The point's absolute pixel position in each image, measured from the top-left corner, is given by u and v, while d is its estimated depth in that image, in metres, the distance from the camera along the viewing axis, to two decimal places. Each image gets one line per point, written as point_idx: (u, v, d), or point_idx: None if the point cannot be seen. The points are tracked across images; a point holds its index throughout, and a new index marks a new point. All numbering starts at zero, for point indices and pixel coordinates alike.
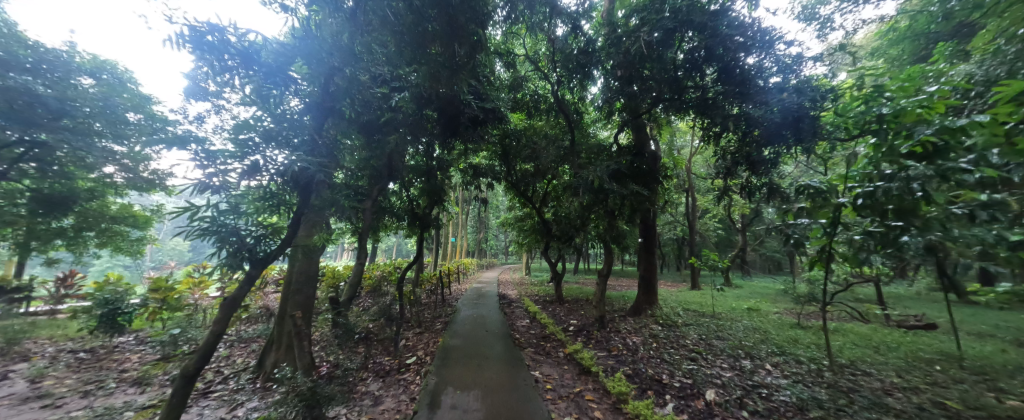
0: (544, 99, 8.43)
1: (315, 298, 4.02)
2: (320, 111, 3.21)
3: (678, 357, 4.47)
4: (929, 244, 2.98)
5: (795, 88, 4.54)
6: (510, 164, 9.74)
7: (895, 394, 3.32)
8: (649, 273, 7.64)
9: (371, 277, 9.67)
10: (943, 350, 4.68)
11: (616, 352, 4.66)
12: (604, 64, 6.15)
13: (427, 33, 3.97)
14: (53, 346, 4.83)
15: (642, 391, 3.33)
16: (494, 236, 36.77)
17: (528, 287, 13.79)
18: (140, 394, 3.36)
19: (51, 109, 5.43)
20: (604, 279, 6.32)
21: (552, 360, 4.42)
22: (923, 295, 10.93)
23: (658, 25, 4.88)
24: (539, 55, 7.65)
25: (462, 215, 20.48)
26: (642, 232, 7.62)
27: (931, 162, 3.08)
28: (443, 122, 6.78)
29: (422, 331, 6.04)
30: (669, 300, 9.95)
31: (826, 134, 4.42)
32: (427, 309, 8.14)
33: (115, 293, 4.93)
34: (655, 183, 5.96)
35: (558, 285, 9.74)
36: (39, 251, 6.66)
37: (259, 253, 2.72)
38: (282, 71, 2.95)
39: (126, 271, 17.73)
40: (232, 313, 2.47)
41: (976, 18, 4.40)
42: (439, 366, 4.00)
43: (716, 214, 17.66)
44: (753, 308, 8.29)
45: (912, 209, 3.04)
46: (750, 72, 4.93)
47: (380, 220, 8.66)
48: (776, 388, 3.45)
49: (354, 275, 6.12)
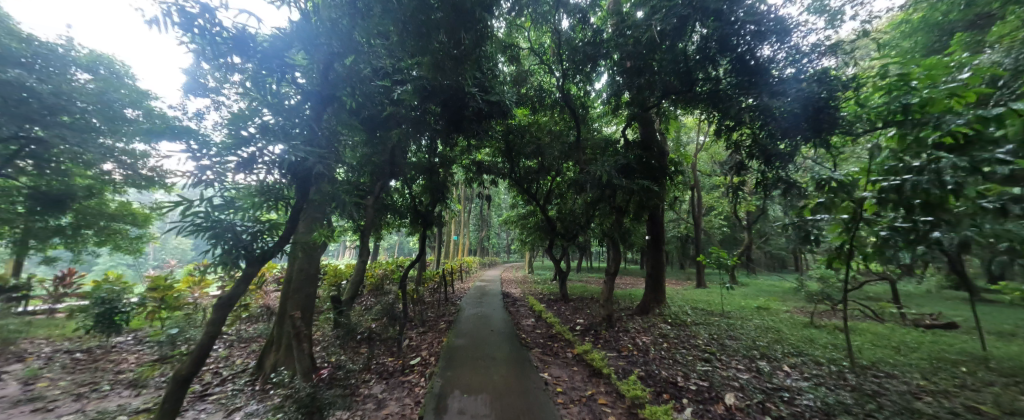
0: (547, 94, 8.26)
1: (316, 297, 3.88)
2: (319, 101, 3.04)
3: (692, 358, 4.31)
4: (962, 240, 2.81)
5: (815, 78, 4.33)
6: (513, 161, 9.57)
7: (923, 397, 3.15)
8: (656, 272, 7.47)
9: (373, 276, 9.55)
10: (966, 350, 4.50)
11: (627, 353, 4.53)
12: (611, 57, 5.97)
13: (431, 21, 3.80)
14: (49, 346, 4.72)
15: (657, 395, 3.18)
16: (496, 235, 36.62)
17: (532, 286, 13.67)
18: (135, 397, 3.23)
19: (47, 103, 5.31)
20: (612, 277, 6.17)
21: (561, 361, 4.28)
22: (933, 293, 10.78)
23: (669, 14, 4.69)
24: (544, 48, 7.49)
25: (464, 213, 20.36)
26: (650, 229, 7.46)
27: (963, 153, 2.91)
28: (446, 117, 6.59)
29: (425, 330, 5.90)
30: (676, 298, 9.80)
31: (846, 126, 4.25)
32: (430, 307, 8.01)
33: (112, 292, 4.81)
34: (666, 178, 5.77)
35: (562, 283, 9.60)
36: (37, 250, 6.56)
37: (256, 250, 2.61)
38: (279, 58, 2.73)
39: (127, 271, 17.61)
40: (228, 313, 2.33)
41: (1005, 4, 4.20)
42: (445, 368, 3.87)
43: (722, 211, 17.44)
44: (763, 307, 8.12)
45: (941, 203, 2.88)
46: (765, 62, 4.72)
47: (382, 218, 8.54)
48: (798, 391, 3.29)
49: (356, 274, 5.99)
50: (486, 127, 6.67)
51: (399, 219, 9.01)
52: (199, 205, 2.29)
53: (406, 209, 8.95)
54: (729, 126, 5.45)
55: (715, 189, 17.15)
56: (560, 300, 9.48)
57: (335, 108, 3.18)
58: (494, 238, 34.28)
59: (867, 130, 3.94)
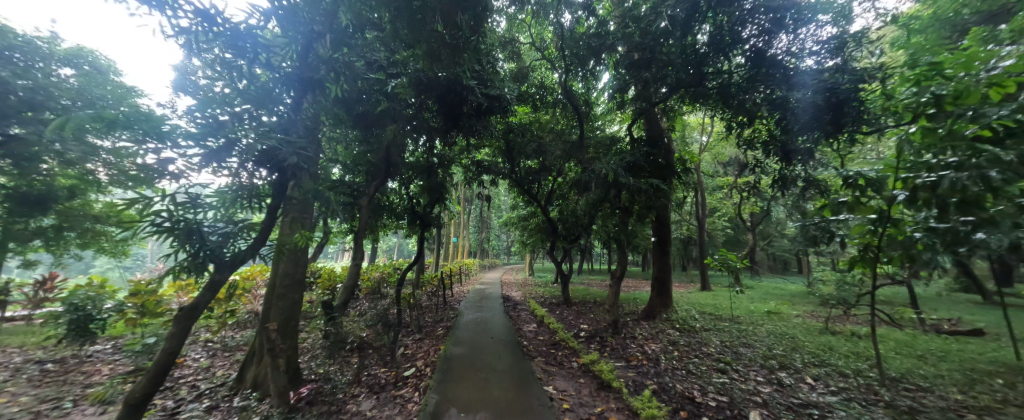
0: (549, 91, 8.00)
1: (302, 304, 3.59)
2: (299, 86, 2.71)
3: (705, 368, 4.02)
4: (1013, 241, 2.53)
5: (837, 68, 4.08)
6: (513, 160, 9.31)
7: (966, 415, 2.86)
8: (663, 275, 7.19)
9: (369, 279, 9.25)
10: (999, 359, 4.21)
11: (636, 363, 4.23)
12: (616, 50, 5.71)
13: (425, 6, 3.52)
14: (20, 356, 4.43)
15: (674, 412, 2.90)
16: (495, 237, 36.31)
17: (533, 289, 13.35)
18: (99, 416, 2.94)
19: (21, 98, 5.05)
20: (617, 280, 5.88)
21: (566, 372, 4.00)
22: (942, 296, 10.51)
23: (681, 0, 4.42)
24: (546, 43, 7.23)
25: (464, 215, 20.09)
26: (656, 230, 7.19)
27: (1010, 146, 2.64)
28: (443, 113, 6.31)
29: (422, 337, 5.61)
30: (682, 302, 9.49)
31: (871, 120, 3.97)
32: (428, 311, 7.72)
33: (85, 298, 4.47)
34: (677, 176, 5.47)
35: (564, 286, 9.32)
36: (16, 253, 6.28)
37: (225, 256, 2.32)
38: (250, 35, 2.40)
39: (118, 277, 17.20)
40: (191, 326, 2.05)
41: None
42: (441, 381, 3.57)
43: (726, 212, 17.16)
44: (774, 311, 7.82)
45: (986, 201, 2.61)
46: (781, 52, 4.47)
47: (379, 219, 8.26)
48: (829, 408, 3.00)
49: (349, 278, 5.69)
50: (486, 124, 6.39)
51: (395, 220, 8.74)
52: (160, 203, 2.08)
53: (403, 210, 8.67)
54: (741, 122, 5.18)
55: (719, 190, 16.86)
56: (562, 304, 9.18)
57: (317, 95, 2.87)
58: (494, 240, 34.00)
59: (894, 124, 3.66)
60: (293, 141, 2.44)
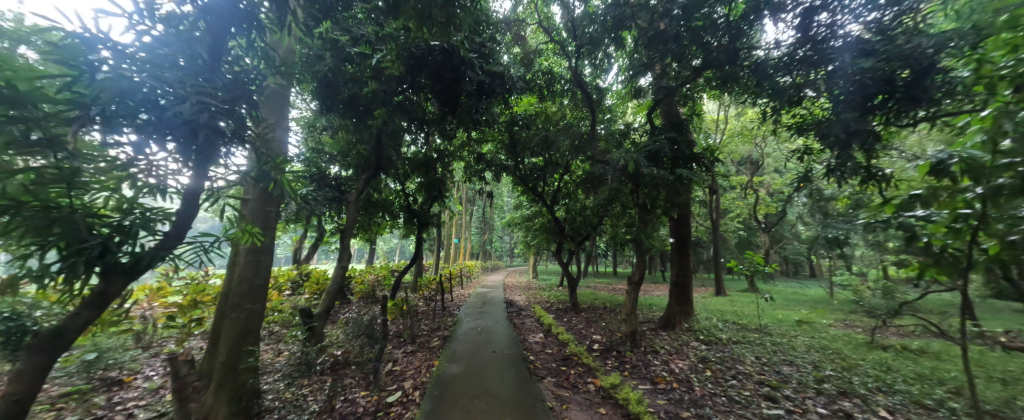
0: (557, 80, 7.36)
1: (263, 316, 2.97)
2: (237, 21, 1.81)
3: (750, 395, 3.35)
4: None
5: (909, 31, 3.35)
6: (517, 155, 8.70)
7: None
8: (683, 280, 6.50)
9: (363, 283, 8.66)
10: None
11: (665, 386, 3.57)
12: (633, 27, 5.06)
13: None
14: None
15: None
16: (499, 240, 35.72)
17: (538, 293, 12.71)
18: None
19: None
20: (635, 287, 5.22)
21: (582, 398, 3.33)
22: (983, 303, 9.67)
23: None
24: (553, 25, 6.59)
25: (466, 215, 19.58)
26: (674, 231, 6.55)
27: None
28: (440, 100, 5.70)
29: (415, 350, 4.97)
30: (699, 308, 8.81)
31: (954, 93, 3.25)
32: (425, 318, 7.11)
33: None
34: (707, 166, 4.79)
35: (572, 291, 8.64)
36: None
37: (120, 258, 1.56)
38: None
39: None
40: (52, 356, 1.45)
41: None
42: (430, 412, 2.92)
43: (739, 213, 16.43)
44: (804, 321, 7.10)
45: None
46: (833, 18, 3.79)
47: (372, 218, 7.67)
48: None
49: (333, 282, 5.04)
50: (487, 111, 5.76)
51: (391, 220, 8.16)
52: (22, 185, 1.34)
53: (399, 208, 8.08)
54: (781, 106, 4.49)
55: (732, 191, 16.11)
56: (569, 310, 8.56)
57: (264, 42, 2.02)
58: (495, 241, 33.43)
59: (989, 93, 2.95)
60: (240, 101, 1.73)
